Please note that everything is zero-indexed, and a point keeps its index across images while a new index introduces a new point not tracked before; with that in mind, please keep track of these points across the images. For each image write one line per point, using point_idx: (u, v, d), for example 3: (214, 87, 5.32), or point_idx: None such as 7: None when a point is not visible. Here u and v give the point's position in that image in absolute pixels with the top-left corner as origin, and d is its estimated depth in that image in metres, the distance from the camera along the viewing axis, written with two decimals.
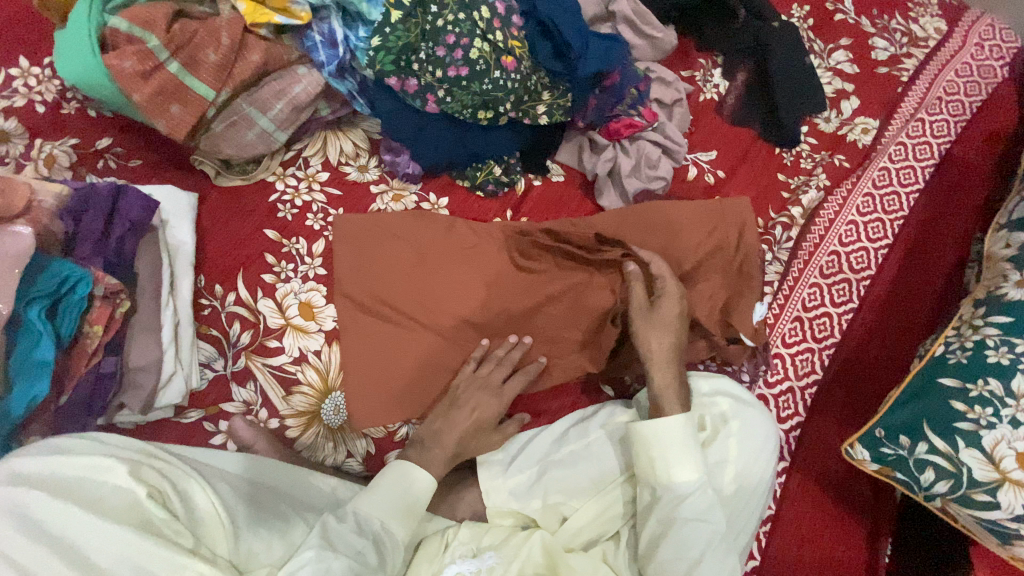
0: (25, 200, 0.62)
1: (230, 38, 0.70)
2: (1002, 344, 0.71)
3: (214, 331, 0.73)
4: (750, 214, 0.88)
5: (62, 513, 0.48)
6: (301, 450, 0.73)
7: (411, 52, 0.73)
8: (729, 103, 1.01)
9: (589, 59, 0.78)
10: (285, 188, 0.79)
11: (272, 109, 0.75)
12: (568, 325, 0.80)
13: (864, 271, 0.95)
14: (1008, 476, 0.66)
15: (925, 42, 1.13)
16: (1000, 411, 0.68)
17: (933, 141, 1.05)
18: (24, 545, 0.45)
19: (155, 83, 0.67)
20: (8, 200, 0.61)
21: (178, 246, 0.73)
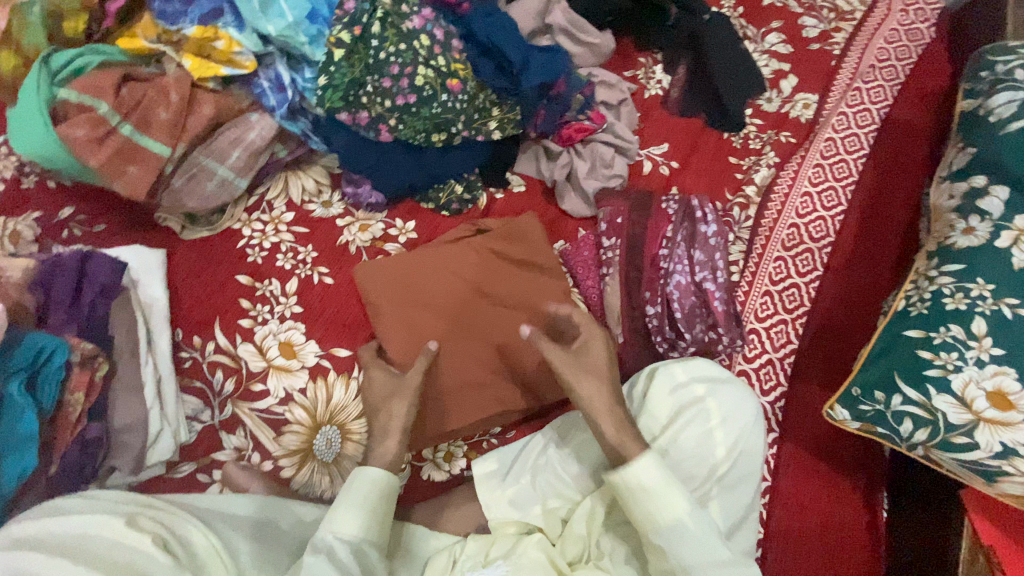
0: None
1: (179, 95, 0.72)
2: (958, 291, 0.74)
3: (198, 382, 0.75)
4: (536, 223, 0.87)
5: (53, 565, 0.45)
6: (298, 489, 0.74)
7: (358, 86, 0.75)
8: (674, 96, 1.05)
9: (530, 75, 0.81)
10: (252, 233, 0.81)
11: (229, 157, 0.76)
12: (471, 356, 0.80)
13: (824, 238, 0.99)
14: (981, 416, 0.68)
15: (852, 15, 1.19)
16: (965, 354, 0.70)
17: (872, 107, 1.10)
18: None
19: (110, 147, 0.68)
20: None
21: (152, 303, 0.75)
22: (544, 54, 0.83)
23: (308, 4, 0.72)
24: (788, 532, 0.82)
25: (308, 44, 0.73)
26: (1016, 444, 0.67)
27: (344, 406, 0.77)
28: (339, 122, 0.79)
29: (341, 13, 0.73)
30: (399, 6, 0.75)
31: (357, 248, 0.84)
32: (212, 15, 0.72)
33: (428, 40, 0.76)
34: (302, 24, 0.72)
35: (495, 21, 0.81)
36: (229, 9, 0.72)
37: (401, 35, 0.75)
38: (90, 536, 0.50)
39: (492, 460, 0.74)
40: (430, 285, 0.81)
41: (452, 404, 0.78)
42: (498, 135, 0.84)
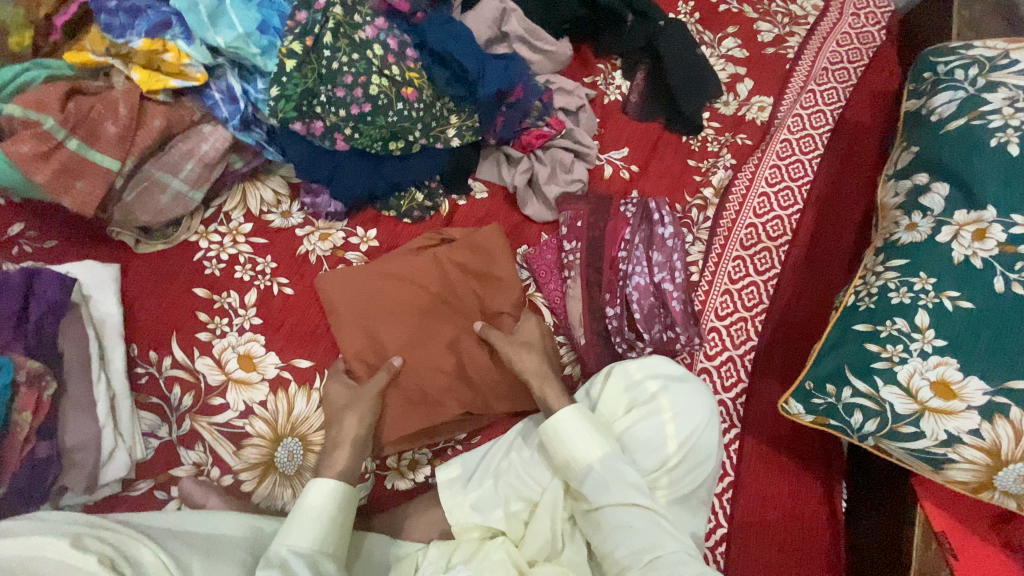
0: None
1: (128, 108, 0.71)
2: (902, 285, 0.76)
3: (155, 398, 0.74)
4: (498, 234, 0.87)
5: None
6: (259, 502, 0.73)
7: (311, 96, 0.75)
8: (633, 101, 1.07)
9: (485, 83, 0.81)
10: (209, 245, 0.81)
11: (183, 170, 0.76)
12: (431, 364, 0.80)
13: (780, 237, 1.01)
14: (926, 405, 0.70)
15: (805, 20, 1.22)
16: (909, 346, 0.73)
17: (826, 108, 1.13)
18: None
19: (58, 162, 0.67)
20: None
21: (105, 319, 0.73)
22: (499, 62, 0.84)
23: (259, 15, 0.73)
24: (752, 526, 0.84)
25: (260, 55, 0.73)
26: (959, 431, 0.69)
27: (305, 417, 0.77)
28: (295, 133, 0.79)
29: (292, 23, 0.73)
30: (351, 16, 0.76)
31: (318, 257, 0.84)
32: (159, 28, 0.71)
33: (381, 49, 0.77)
34: (253, 36, 0.73)
35: (448, 29, 0.81)
36: (178, 22, 0.72)
37: (354, 45, 0.76)
38: (31, 561, 0.49)
39: (455, 465, 0.75)
40: (390, 296, 0.82)
41: (412, 414, 0.78)
42: (457, 142, 0.85)
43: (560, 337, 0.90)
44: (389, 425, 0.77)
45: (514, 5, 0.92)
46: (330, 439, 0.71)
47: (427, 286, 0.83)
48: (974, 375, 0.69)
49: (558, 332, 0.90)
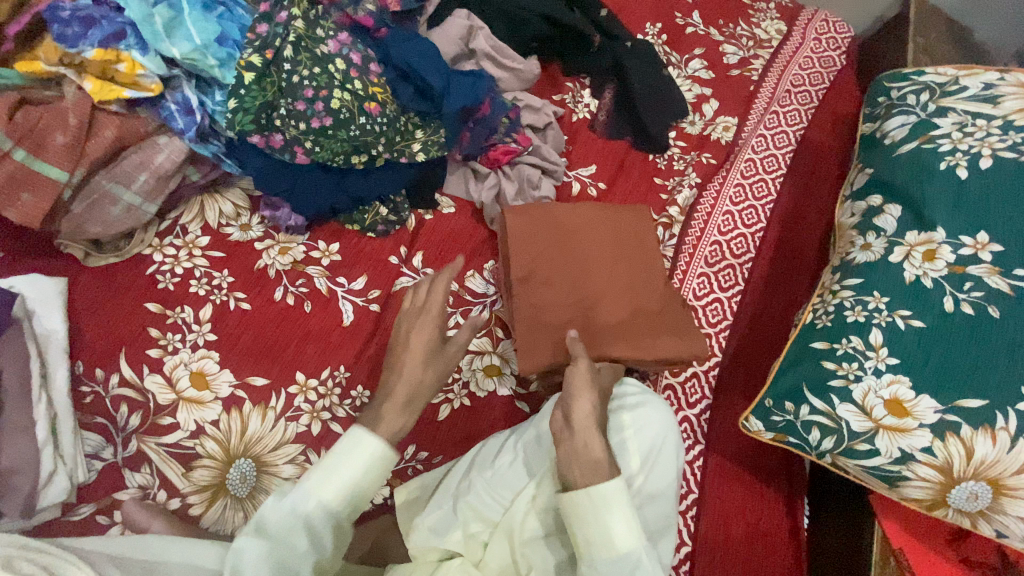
0: None
1: (78, 119, 0.69)
2: (857, 303, 0.78)
3: (99, 418, 0.71)
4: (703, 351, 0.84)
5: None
6: (209, 526, 0.70)
7: (270, 109, 0.74)
8: (601, 119, 1.08)
9: (450, 100, 0.83)
10: (163, 259, 0.79)
11: (136, 182, 0.73)
12: (600, 295, 0.85)
13: (744, 255, 1.03)
14: (880, 423, 0.71)
15: (768, 43, 1.26)
16: (864, 364, 0.74)
17: (788, 129, 1.16)
18: None
19: (1, 173, 0.65)
20: None
21: (48, 335, 0.71)
22: (464, 80, 0.85)
23: (218, 27, 0.72)
24: (716, 545, 0.83)
25: (218, 67, 0.72)
26: (912, 449, 0.70)
27: (259, 437, 0.75)
28: (253, 146, 0.78)
29: (252, 37, 0.73)
30: (314, 31, 0.76)
31: (277, 271, 0.82)
32: (114, 39, 0.69)
33: (344, 64, 0.76)
34: (211, 48, 0.71)
35: (412, 45, 0.82)
36: (133, 33, 0.70)
37: (316, 59, 0.75)
38: None
39: (414, 486, 0.73)
40: (633, 282, 0.87)
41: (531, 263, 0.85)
42: (422, 157, 0.85)
43: None
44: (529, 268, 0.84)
45: (481, 23, 0.93)
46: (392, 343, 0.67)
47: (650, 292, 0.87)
48: (925, 394, 0.70)
49: None
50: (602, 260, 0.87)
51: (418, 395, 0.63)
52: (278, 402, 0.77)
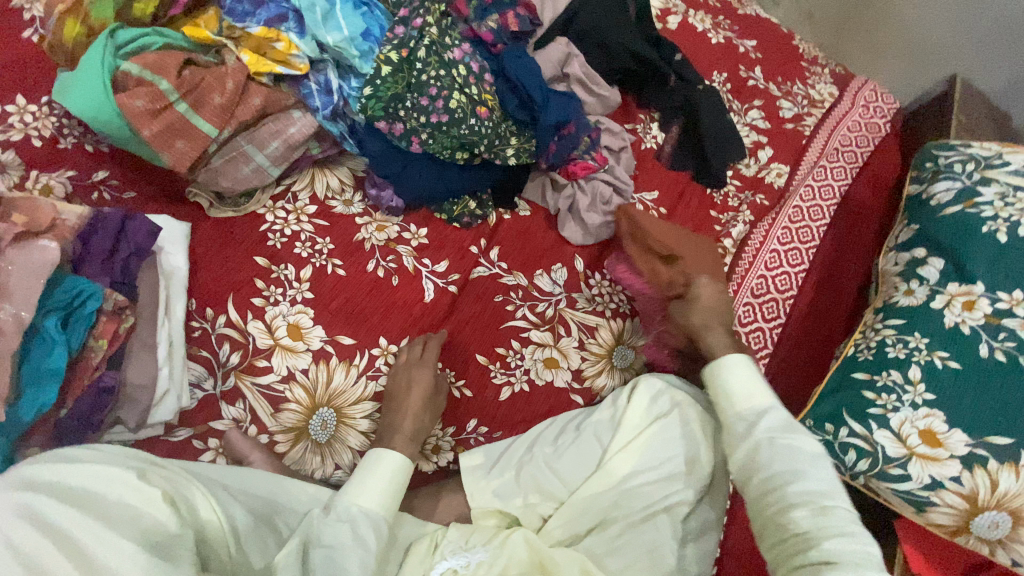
0: (50, 218, 0.65)
1: (235, 84, 0.78)
2: (899, 341, 0.85)
3: (205, 352, 0.78)
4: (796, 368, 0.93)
5: (69, 517, 0.48)
6: (290, 464, 0.77)
7: (398, 100, 0.83)
8: (667, 151, 1.18)
9: (546, 113, 0.91)
10: (275, 219, 0.86)
11: (269, 147, 0.82)
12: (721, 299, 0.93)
13: (787, 291, 1.10)
14: (914, 451, 0.78)
15: (821, 104, 1.35)
16: (902, 396, 0.81)
17: (835, 184, 1.24)
18: (29, 536, 0.45)
19: (165, 121, 0.74)
20: (35, 218, 0.64)
21: (172, 271, 0.78)
22: (561, 100, 0.95)
23: (363, 24, 0.83)
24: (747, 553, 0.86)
25: (358, 57, 0.83)
26: (942, 477, 0.77)
27: (341, 392, 0.81)
28: (375, 131, 0.88)
29: (391, 36, 0.83)
30: (443, 38, 0.86)
31: (372, 245, 0.89)
32: (277, 20, 0.81)
33: (465, 70, 0.86)
34: (356, 40, 0.83)
35: (519, 61, 0.91)
36: (293, 18, 0.82)
37: (441, 62, 0.85)
38: (97, 488, 0.52)
39: (479, 454, 0.80)
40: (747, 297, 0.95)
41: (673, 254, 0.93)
42: (514, 161, 0.93)
43: (583, 352, 0.93)
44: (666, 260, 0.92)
45: (578, 52, 1.04)
46: (393, 401, 0.78)
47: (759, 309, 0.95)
48: (958, 429, 0.78)
49: (581, 347, 0.93)
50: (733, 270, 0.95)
51: (421, 432, 0.77)
52: (361, 360, 0.83)
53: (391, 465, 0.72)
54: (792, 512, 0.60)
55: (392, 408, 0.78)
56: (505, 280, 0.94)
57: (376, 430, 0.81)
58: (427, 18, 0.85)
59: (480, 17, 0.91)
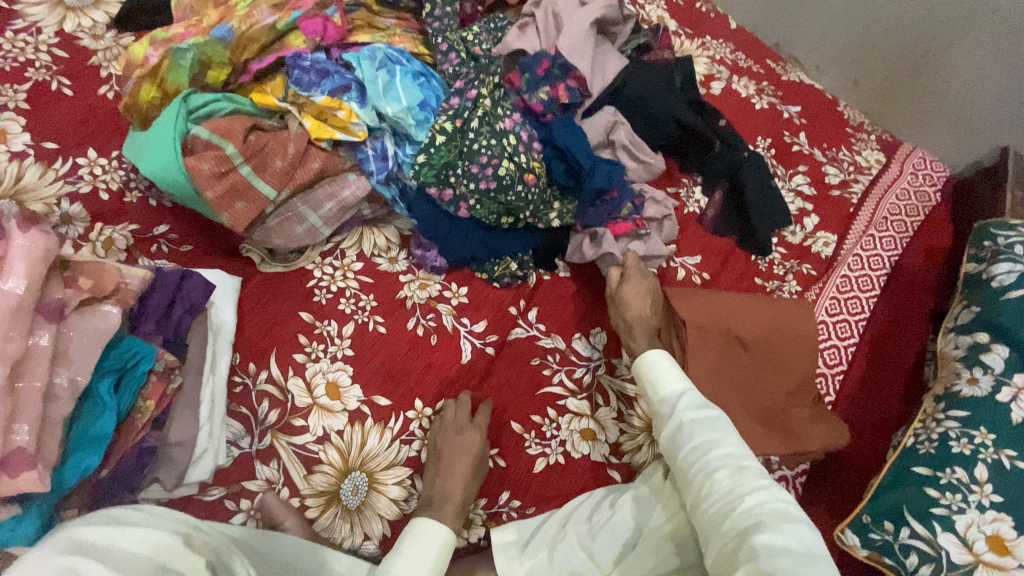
0: (115, 281, 0.65)
1: (296, 148, 0.81)
2: (962, 435, 0.81)
3: (244, 408, 0.78)
4: (840, 442, 0.91)
5: None
6: (319, 531, 0.75)
7: (449, 167, 0.86)
8: (710, 216, 1.16)
9: (597, 176, 0.92)
10: (322, 275, 0.87)
11: (322, 208, 0.84)
12: (762, 372, 0.94)
13: (836, 366, 1.06)
14: (981, 558, 0.73)
15: (868, 171, 1.33)
16: (968, 497, 0.76)
17: (884, 254, 1.20)
18: None
19: (227, 183, 0.76)
20: (100, 282, 0.63)
21: (220, 325, 0.79)
22: (609, 165, 0.95)
23: (421, 95, 0.87)
24: None
25: (414, 126, 0.86)
26: None
27: (375, 454, 0.80)
28: (425, 195, 0.89)
29: (446, 108, 0.87)
30: (495, 110, 0.89)
31: (414, 303, 0.89)
32: (339, 91, 0.85)
33: (514, 137, 0.88)
34: (413, 110, 0.86)
35: (567, 129, 0.93)
36: (355, 88, 0.86)
37: (492, 128, 0.87)
38: (143, 552, 0.51)
39: (512, 530, 0.79)
40: (787, 364, 0.95)
41: (710, 326, 0.94)
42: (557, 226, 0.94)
43: (622, 424, 0.90)
44: (695, 328, 0.93)
45: (624, 120, 1.05)
46: (439, 470, 0.77)
47: (801, 375, 0.95)
48: None
49: (621, 419, 0.90)
50: (777, 337, 0.96)
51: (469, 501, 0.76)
52: (396, 423, 0.82)
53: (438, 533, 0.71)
54: (740, 504, 0.62)
55: (449, 480, 0.76)
56: (543, 343, 0.93)
57: (407, 498, 0.79)
58: (482, 91, 0.89)
59: (535, 88, 0.93)
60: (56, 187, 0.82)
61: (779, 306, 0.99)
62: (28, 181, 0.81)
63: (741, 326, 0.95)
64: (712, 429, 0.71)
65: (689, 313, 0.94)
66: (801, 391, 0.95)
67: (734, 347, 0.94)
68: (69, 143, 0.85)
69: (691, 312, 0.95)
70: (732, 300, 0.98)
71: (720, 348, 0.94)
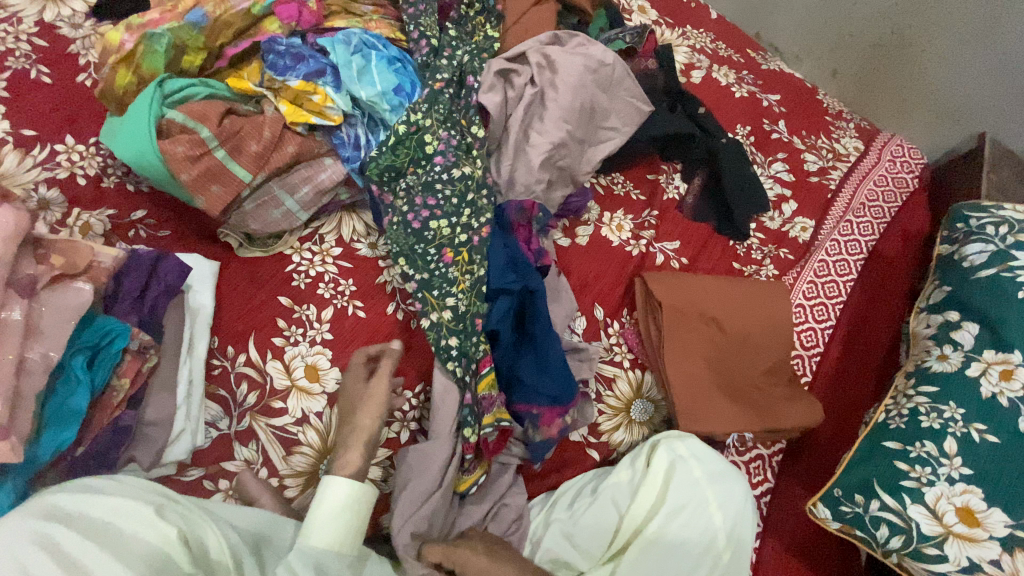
0: (87, 260, 0.67)
1: (271, 133, 0.82)
2: (932, 410, 0.82)
3: (223, 391, 0.78)
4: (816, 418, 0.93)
5: (82, 549, 0.48)
6: (298, 510, 0.76)
7: (398, 171, 0.88)
8: (689, 202, 1.17)
9: (494, 312, 0.85)
10: (301, 260, 0.87)
11: (299, 192, 0.85)
12: (740, 353, 0.95)
13: (813, 348, 1.08)
14: (951, 529, 0.74)
15: (847, 158, 1.34)
16: (937, 470, 0.77)
17: (861, 239, 1.22)
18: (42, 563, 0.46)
19: (202, 166, 0.77)
20: (73, 260, 0.66)
21: (198, 309, 0.79)
22: (559, 366, 0.84)
23: (395, 80, 0.90)
24: None
25: (389, 111, 0.89)
26: (980, 559, 0.72)
27: None
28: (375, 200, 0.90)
29: (417, 99, 0.89)
30: (466, 187, 0.89)
31: (393, 288, 0.90)
32: (315, 75, 0.87)
33: (477, 208, 0.89)
34: (387, 95, 0.89)
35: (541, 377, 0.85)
36: (330, 73, 0.88)
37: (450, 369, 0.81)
38: (112, 524, 0.53)
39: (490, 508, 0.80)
40: (765, 344, 0.96)
41: (687, 307, 0.96)
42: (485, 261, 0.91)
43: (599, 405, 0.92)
44: (671, 310, 0.95)
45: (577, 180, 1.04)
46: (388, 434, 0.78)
47: (778, 354, 0.96)
48: (997, 508, 0.74)
49: (599, 400, 0.92)
50: (754, 318, 0.97)
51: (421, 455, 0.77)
52: None
53: (337, 491, 0.68)
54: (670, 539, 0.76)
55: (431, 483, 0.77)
56: None
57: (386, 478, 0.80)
58: (465, 168, 0.89)
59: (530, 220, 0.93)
60: (33, 173, 0.82)
61: (756, 287, 1.01)
62: (4, 167, 0.81)
63: (716, 308, 0.97)
64: (679, 475, 0.79)
65: (665, 295, 0.96)
66: (778, 371, 0.96)
67: (711, 328, 0.96)
68: (47, 129, 0.85)
69: (667, 294, 0.97)
70: (708, 282, 1.00)
71: (698, 328, 0.95)
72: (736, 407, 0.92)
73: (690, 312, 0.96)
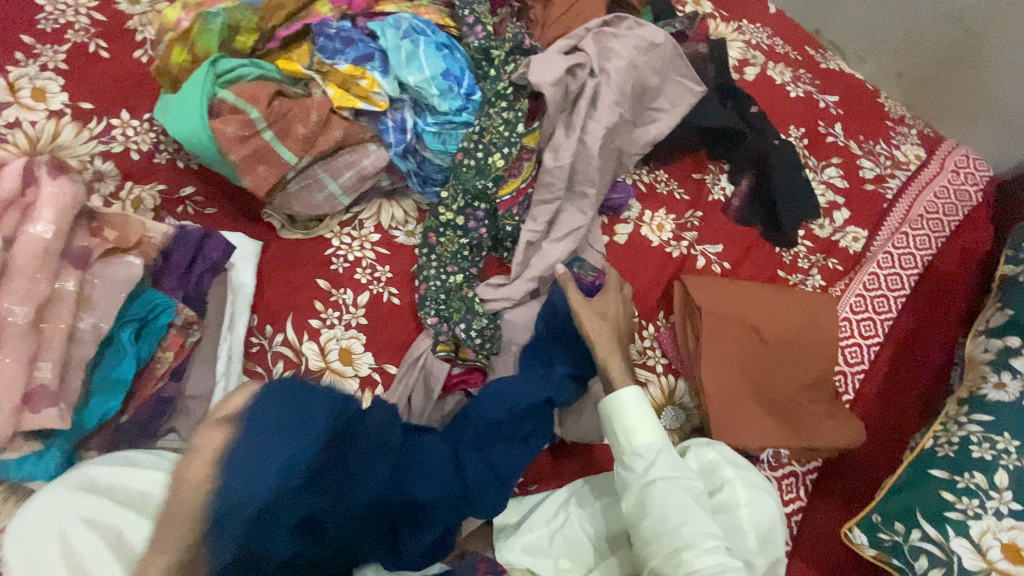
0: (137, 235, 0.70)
1: (317, 116, 0.82)
2: (985, 440, 0.78)
3: (259, 368, 0.79)
4: (857, 441, 0.89)
5: None
6: None
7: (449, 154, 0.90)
8: (735, 204, 1.12)
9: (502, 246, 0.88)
10: (340, 244, 0.88)
11: (342, 176, 0.86)
12: (779, 365, 0.92)
13: (857, 365, 1.03)
14: (994, 566, 0.69)
15: (907, 166, 1.27)
16: (986, 503, 0.73)
17: (917, 253, 1.15)
18: None
19: (250, 147, 0.78)
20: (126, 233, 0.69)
21: (240, 287, 0.81)
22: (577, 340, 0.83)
23: (443, 64, 0.89)
24: None
25: (437, 96, 0.88)
26: None
27: None
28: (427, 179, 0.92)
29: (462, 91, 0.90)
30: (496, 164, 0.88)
31: None
32: (362, 59, 0.87)
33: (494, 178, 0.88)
34: (436, 80, 0.88)
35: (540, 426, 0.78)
36: (378, 57, 0.88)
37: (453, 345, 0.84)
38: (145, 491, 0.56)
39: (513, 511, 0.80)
40: (805, 358, 0.93)
41: (726, 316, 0.93)
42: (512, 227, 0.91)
43: None
44: (711, 318, 0.92)
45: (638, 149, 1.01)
46: None
47: (818, 369, 0.92)
48: None
49: None
50: (796, 331, 0.93)
51: None
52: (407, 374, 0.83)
53: None
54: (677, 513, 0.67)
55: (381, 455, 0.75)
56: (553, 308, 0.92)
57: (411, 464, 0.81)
58: (504, 150, 0.88)
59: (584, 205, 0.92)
60: (90, 146, 0.85)
61: (801, 298, 0.97)
62: (63, 139, 0.84)
63: (757, 319, 0.93)
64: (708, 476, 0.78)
65: (704, 301, 0.93)
66: (818, 387, 0.92)
67: (752, 341, 0.93)
68: (103, 103, 0.88)
69: (706, 302, 0.93)
70: (752, 290, 0.96)
71: (739, 339, 0.92)
72: (770, 421, 0.88)
73: (730, 322, 0.92)
